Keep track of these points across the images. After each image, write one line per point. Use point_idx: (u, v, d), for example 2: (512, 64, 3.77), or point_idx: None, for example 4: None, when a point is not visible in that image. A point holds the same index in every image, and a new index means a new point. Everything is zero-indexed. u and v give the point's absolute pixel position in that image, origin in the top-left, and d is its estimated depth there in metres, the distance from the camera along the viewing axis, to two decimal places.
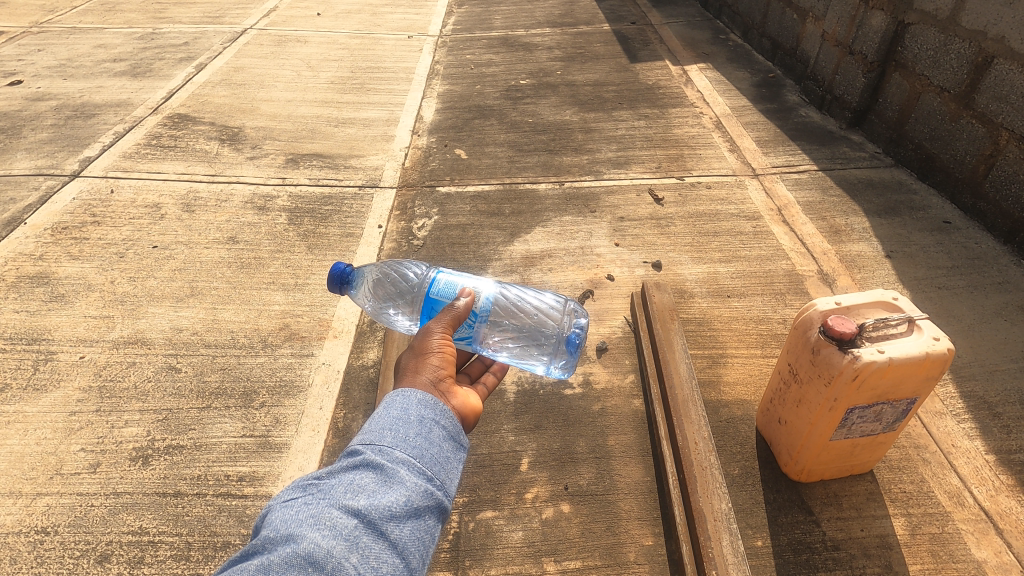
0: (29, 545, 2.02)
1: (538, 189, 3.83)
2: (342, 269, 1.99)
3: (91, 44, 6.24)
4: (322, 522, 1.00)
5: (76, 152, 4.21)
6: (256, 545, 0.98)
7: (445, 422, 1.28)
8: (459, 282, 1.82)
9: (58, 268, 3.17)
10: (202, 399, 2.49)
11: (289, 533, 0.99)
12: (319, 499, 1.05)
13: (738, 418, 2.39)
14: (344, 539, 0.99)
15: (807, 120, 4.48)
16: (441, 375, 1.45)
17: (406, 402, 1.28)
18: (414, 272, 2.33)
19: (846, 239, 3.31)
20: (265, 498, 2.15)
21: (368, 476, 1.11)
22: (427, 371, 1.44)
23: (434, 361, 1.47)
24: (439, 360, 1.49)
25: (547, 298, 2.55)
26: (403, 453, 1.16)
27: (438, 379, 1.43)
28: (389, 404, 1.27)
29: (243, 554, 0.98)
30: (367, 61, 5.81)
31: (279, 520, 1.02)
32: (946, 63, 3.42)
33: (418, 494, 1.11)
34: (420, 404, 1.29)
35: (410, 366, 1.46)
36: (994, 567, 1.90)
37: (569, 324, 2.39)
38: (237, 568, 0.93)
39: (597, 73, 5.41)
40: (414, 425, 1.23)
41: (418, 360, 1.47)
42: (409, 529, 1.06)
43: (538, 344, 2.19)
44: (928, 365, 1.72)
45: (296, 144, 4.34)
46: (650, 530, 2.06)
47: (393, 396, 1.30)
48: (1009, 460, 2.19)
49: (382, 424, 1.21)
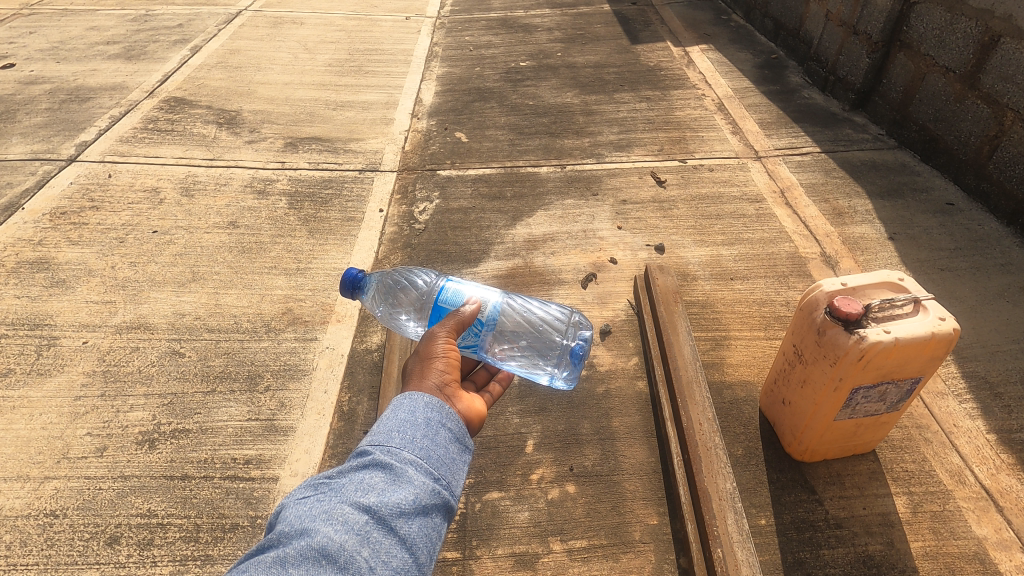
0: (38, 528, 2.03)
1: (539, 172, 3.81)
2: (354, 274, 1.98)
3: (84, 27, 6.14)
4: (334, 518, 1.01)
5: (71, 137, 4.15)
6: (270, 539, 0.99)
7: (451, 424, 1.27)
8: (466, 292, 1.81)
9: (58, 253, 3.14)
10: (206, 383, 2.49)
11: (303, 528, 0.99)
12: (330, 496, 1.06)
13: (742, 399, 2.40)
14: (355, 534, 0.99)
15: (810, 102, 4.45)
16: (446, 380, 1.44)
17: (414, 404, 1.28)
18: (422, 279, 2.34)
19: (849, 221, 3.30)
20: (273, 480, 2.17)
21: (377, 475, 1.11)
22: (433, 376, 1.43)
23: (440, 366, 1.47)
24: (444, 364, 1.48)
25: (552, 308, 2.52)
26: (411, 453, 1.17)
27: (444, 384, 1.43)
28: (397, 406, 1.27)
29: (258, 548, 0.98)
30: (365, 43, 5.73)
31: (293, 516, 1.02)
32: (951, 43, 3.38)
33: (425, 493, 1.11)
34: (427, 406, 1.28)
35: (416, 371, 1.46)
36: (994, 544, 1.93)
37: (574, 336, 2.36)
38: (252, 561, 0.94)
39: (597, 55, 5.36)
40: (420, 426, 1.23)
41: (424, 366, 1.47)
42: (417, 525, 1.06)
43: (542, 354, 2.17)
44: (934, 344, 1.72)
45: (295, 128, 4.29)
46: (655, 510, 2.08)
47: (400, 398, 1.30)
48: (1010, 439, 2.21)
49: (390, 426, 1.21)
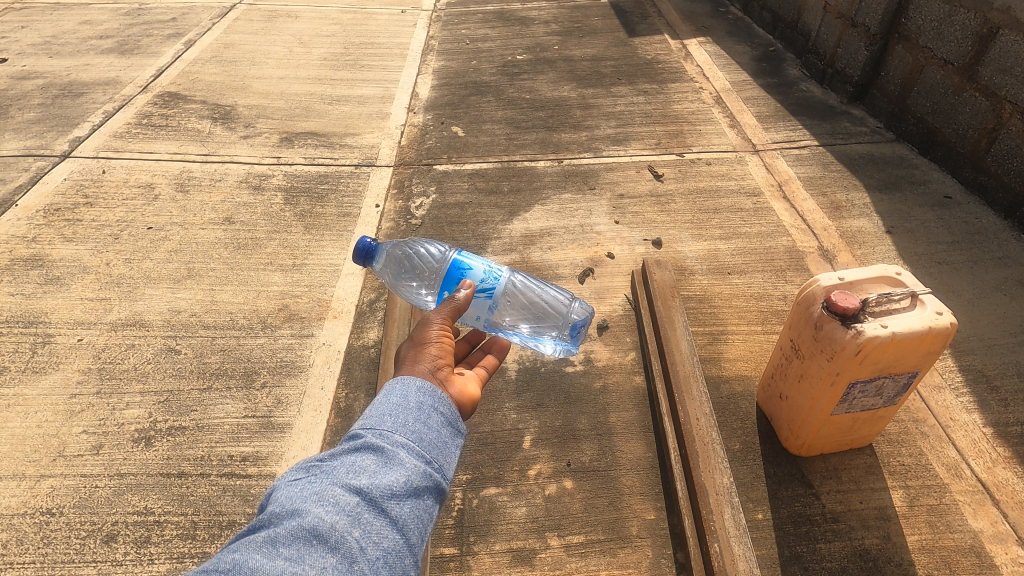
0: (34, 526, 2.02)
1: (536, 166, 3.79)
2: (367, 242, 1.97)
3: (76, 21, 6.08)
4: (325, 499, 1.00)
5: (65, 133, 4.12)
6: (261, 520, 0.99)
7: (443, 408, 1.26)
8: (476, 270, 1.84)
9: (52, 250, 3.13)
10: (203, 380, 2.49)
11: (294, 508, 0.99)
12: (321, 479, 1.05)
13: (739, 394, 2.40)
14: (346, 515, 0.99)
15: (808, 95, 4.43)
16: (440, 364, 1.43)
17: (406, 388, 1.27)
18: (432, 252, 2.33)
19: (846, 215, 3.29)
20: (269, 477, 2.17)
21: (368, 458, 1.10)
22: (426, 360, 1.42)
23: (433, 351, 1.46)
24: (437, 350, 1.47)
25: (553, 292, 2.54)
26: (403, 436, 1.16)
27: (437, 368, 1.41)
28: (389, 390, 1.26)
29: (249, 529, 0.98)
30: (360, 37, 5.69)
31: (284, 498, 1.02)
32: (950, 35, 3.36)
33: (417, 475, 1.10)
34: (420, 390, 1.27)
35: (409, 355, 1.44)
36: (989, 537, 1.94)
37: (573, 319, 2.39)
38: (243, 542, 0.94)
39: (594, 48, 5.32)
40: (413, 410, 1.22)
41: (417, 350, 1.46)
42: (409, 507, 1.06)
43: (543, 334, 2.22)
44: (931, 339, 1.72)
45: (290, 122, 4.26)
46: (652, 505, 2.08)
47: (392, 382, 1.29)
48: (1007, 432, 2.22)
49: (382, 410, 1.21)
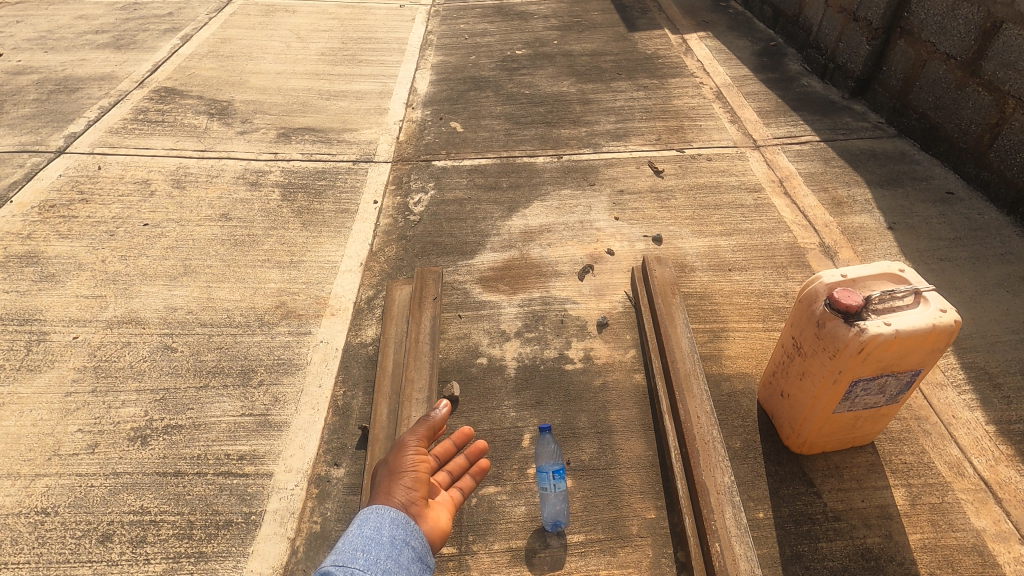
0: (29, 526, 2.01)
1: (535, 162, 3.76)
2: None
3: (72, 16, 6.03)
4: None
5: (60, 128, 4.09)
6: None
7: (415, 544, 1.29)
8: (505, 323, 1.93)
9: (47, 247, 3.10)
10: (199, 378, 2.46)
11: None
12: None
13: (740, 392, 2.38)
14: None
15: (809, 90, 4.40)
16: (413, 498, 1.44)
17: (380, 523, 1.30)
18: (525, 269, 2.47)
19: (848, 211, 3.27)
20: (266, 476, 2.15)
21: None
22: (400, 495, 1.43)
23: (407, 482, 1.46)
24: (412, 480, 1.47)
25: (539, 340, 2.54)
26: None
27: (409, 503, 1.42)
28: (362, 525, 1.29)
29: None
30: (358, 31, 5.65)
31: None
32: (953, 29, 3.33)
33: None
34: (393, 525, 1.31)
35: (382, 487, 1.45)
36: (992, 536, 1.92)
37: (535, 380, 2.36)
38: None
39: (594, 43, 5.28)
40: (386, 547, 1.24)
41: (391, 481, 1.46)
42: None
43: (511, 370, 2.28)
44: (935, 337, 1.71)
45: (287, 118, 4.23)
46: (652, 503, 2.06)
47: (366, 513, 1.32)
48: (1010, 430, 2.20)
49: (354, 547, 1.22)
